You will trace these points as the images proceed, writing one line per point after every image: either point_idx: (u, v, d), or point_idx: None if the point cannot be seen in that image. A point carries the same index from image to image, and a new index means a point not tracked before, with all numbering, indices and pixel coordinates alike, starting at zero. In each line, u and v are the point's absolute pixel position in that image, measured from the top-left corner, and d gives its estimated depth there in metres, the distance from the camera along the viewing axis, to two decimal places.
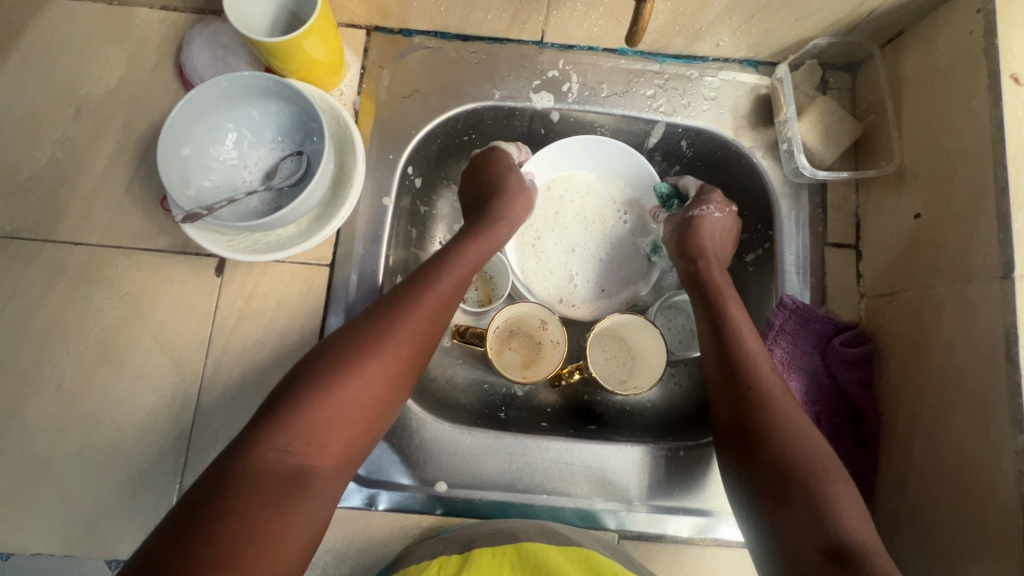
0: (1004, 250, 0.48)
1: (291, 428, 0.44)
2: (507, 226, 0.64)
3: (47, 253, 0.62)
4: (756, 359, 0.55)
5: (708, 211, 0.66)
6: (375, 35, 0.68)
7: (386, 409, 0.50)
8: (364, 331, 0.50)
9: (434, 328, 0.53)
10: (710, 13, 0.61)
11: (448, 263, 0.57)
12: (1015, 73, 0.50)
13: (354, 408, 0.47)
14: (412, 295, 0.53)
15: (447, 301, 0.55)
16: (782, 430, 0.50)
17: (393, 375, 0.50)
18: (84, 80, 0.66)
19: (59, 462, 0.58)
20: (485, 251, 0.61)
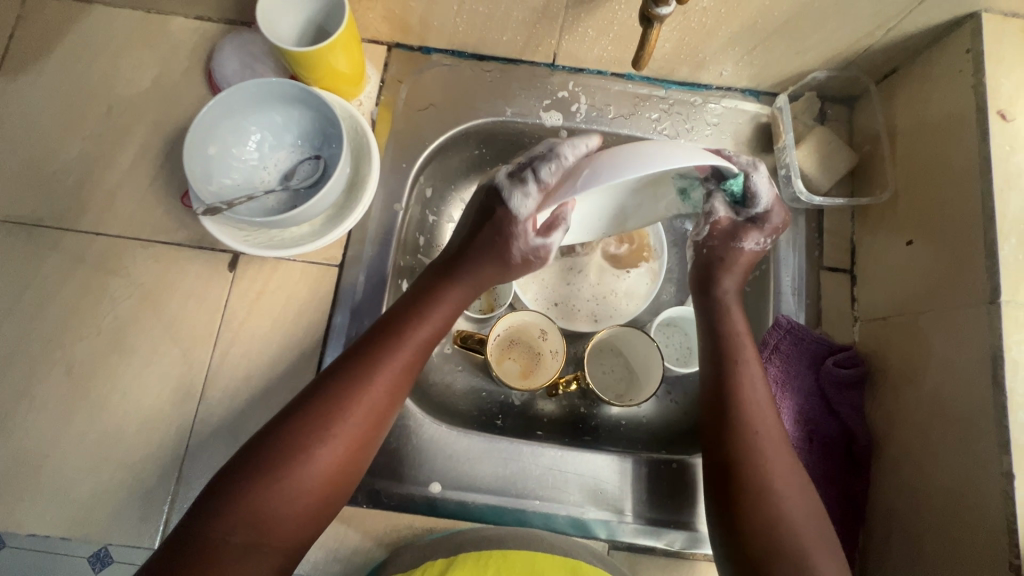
0: (990, 276, 0.50)
1: (238, 512, 0.47)
2: (479, 286, 0.62)
3: (69, 241, 0.65)
4: (751, 416, 0.55)
5: (756, 247, 0.63)
6: (395, 52, 0.72)
7: (340, 487, 0.51)
8: (312, 412, 0.51)
9: (389, 404, 0.54)
10: (715, 43, 0.64)
11: (405, 332, 0.56)
12: (1001, 110, 0.53)
13: (303, 490, 0.49)
14: (363, 372, 0.53)
15: (401, 374, 0.55)
16: (763, 502, 0.51)
17: (343, 455, 0.51)
18: (118, 81, 0.70)
19: (63, 444, 0.59)
20: (448, 316, 0.60)
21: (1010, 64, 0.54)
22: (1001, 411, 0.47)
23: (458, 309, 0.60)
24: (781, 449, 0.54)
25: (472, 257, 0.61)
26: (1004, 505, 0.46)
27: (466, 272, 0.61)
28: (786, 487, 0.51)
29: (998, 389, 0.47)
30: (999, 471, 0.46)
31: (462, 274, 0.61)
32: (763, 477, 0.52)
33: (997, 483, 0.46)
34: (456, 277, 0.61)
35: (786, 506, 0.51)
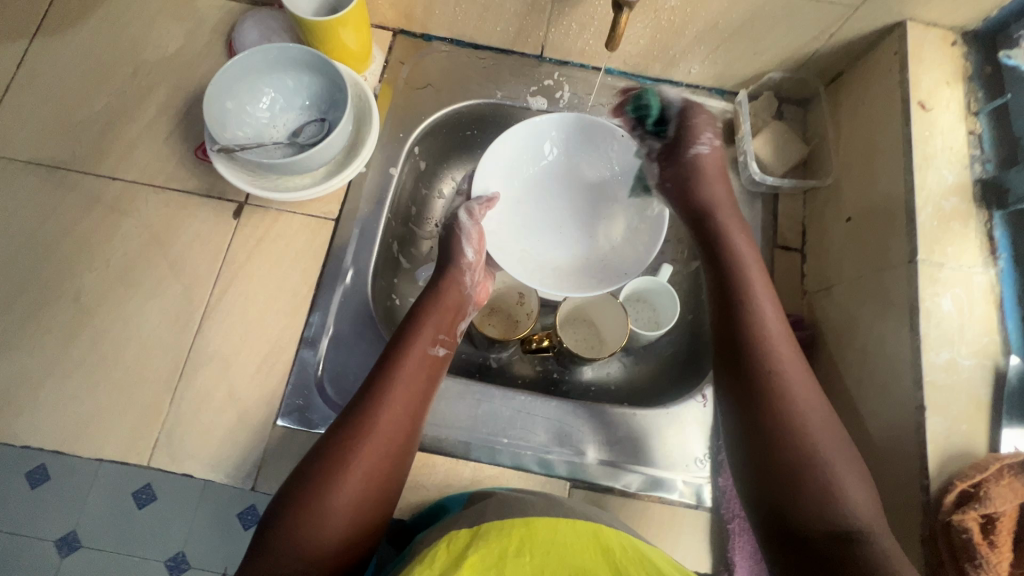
0: (910, 239, 0.57)
1: (295, 542, 0.49)
2: (465, 285, 0.69)
3: (88, 183, 0.70)
4: (777, 346, 0.56)
5: (710, 147, 0.71)
6: (400, 37, 0.80)
7: (383, 498, 0.54)
8: (340, 437, 0.54)
9: (416, 412, 0.58)
10: (682, 41, 0.73)
11: (411, 347, 0.62)
12: (922, 101, 0.61)
13: (352, 508, 0.51)
14: (381, 389, 0.57)
15: (417, 383, 0.59)
16: (790, 429, 0.52)
17: (381, 465, 0.54)
18: (146, 47, 0.77)
19: (65, 365, 0.63)
20: (448, 324, 0.66)
21: (930, 64, 0.62)
22: (916, 352, 0.53)
23: (455, 317, 0.67)
24: (803, 375, 0.55)
25: (450, 264, 0.69)
26: (917, 434, 0.51)
27: (455, 273, 0.69)
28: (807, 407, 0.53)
29: (915, 334, 0.54)
30: (915, 405, 0.52)
31: (456, 279, 0.69)
32: (788, 407, 0.53)
33: (912, 416, 0.52)
34: (449, 280, 0.68)
35: (810, 428, 0.52)
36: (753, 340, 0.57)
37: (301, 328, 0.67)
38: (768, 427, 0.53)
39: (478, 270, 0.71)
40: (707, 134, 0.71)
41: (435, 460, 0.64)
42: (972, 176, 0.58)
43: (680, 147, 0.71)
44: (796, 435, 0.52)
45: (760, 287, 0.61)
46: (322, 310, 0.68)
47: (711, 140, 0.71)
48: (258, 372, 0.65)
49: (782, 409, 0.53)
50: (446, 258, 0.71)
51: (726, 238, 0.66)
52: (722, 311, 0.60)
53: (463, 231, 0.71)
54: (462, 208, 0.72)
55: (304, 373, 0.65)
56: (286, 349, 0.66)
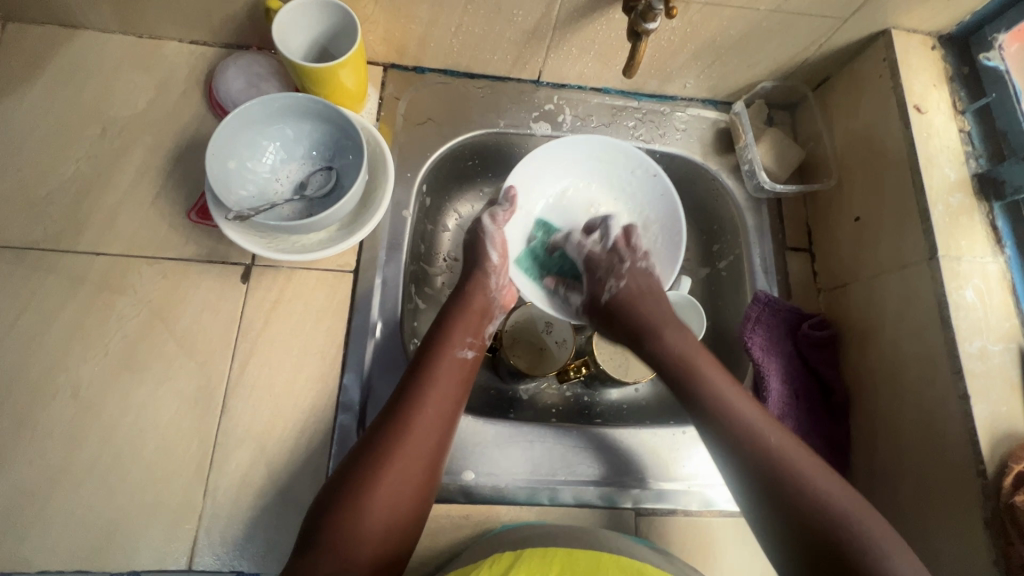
0: (928, 237, 0.60)
1: (330, 544, 0.49)
2: (490, 288, 0.68)
3: (69, 262, 0.63)
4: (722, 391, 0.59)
5: (626, 279, 0.70)
6: (391, 72, 0.77)
7: (418, 505, 0.53)
8: (381, 433, 0.54)
9: (450, 415, 0.57)
10: (681, 59, 0.74)
11: (441, 351, 0.60)
12: (916, 104, 0.65)
13: (387, 504, 0.51)
14: (417, 394, 0.56)
15: (447, 390, 0.58)
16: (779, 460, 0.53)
17: (413, 468, 0.53)
18: (112, 103, 0.69)
19: (74, 471, 0.56)
20: (476, 328, 0.65)
21: (917, 69, 0.66)
22: (952, 343, 0.56)
23: (483, 318, 0.66)
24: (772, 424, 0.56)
25: (476, 268, 0.69)
26: (965, 421, 0.54)
27: (481, 276, 0.68)
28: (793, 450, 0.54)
29: (947, 327, 0.57)
30: (958, 394, 0.55)
31: (483, 283, 0.68)
32: (768, 453, 0.54)
33: (957, 404, 0.55)
34: (474, 283, 0.68)
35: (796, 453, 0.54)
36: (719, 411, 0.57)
37: (336, 391, 0.63)
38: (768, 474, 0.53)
39: (504, 273, 0.71)
40: (625, 264, 0.71)
41: (498, 509, 0.62)
42: (970, 171, 0.63)
43: (596, 291, 0.71)
44: (788, 476, 0.52)
45: (705, 361, 0.62)
46: (354, 370, 0.64)
47: (632, 265, 0.71)
48: (298, 446, 0.61)
49: (767, 458, 0.53)
50: (471, 263, 0.70)
51: (660, 345, 0.64)
52: (686, 402, 0.60)
53: (487, 237, 0.71)
54: (486, 212, 0.72)
55: (347, 439, 0.61)
56: (323, 417, 0.62)
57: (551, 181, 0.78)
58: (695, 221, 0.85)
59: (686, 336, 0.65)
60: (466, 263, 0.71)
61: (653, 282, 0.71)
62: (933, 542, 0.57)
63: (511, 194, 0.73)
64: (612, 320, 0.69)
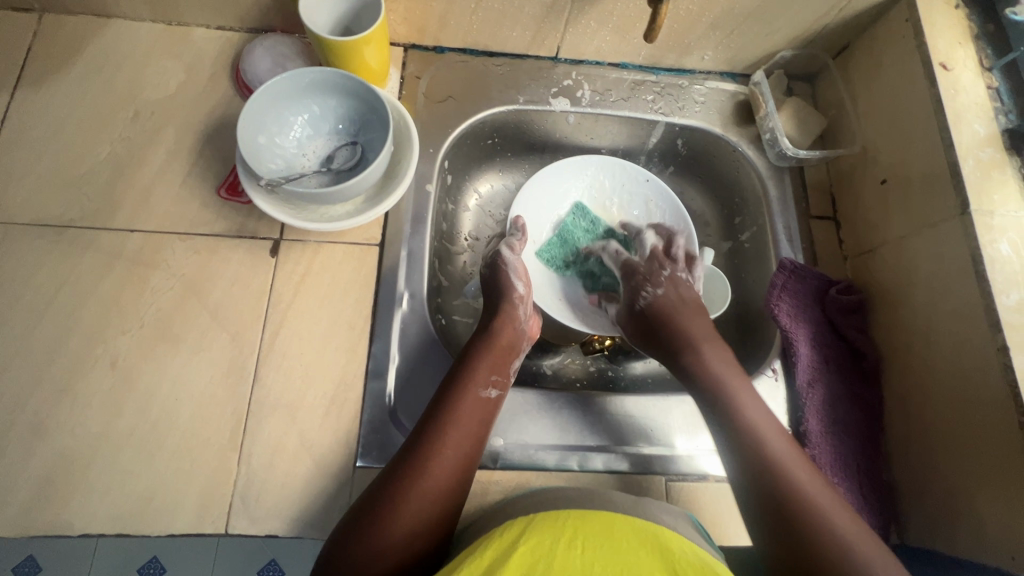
0: (959, 193, 0.59)
1: None
2: (518, 321, 0.66)
3: (105, 239, 0.65)
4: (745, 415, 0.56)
5: (666, 287, 0.67)
6: (411, 52, 0.78)
7: (430, 548, 0.51)
8: (397, 474, 0.52)
9: (468, 459, 0.55)
10: (699, 29, 0.74)
11: (464, 389, 0.58)
12: (942, 62, 0.64)
13: (395, 554, 0.49)
14: (434, 435, 0.54)
15: (466, 433, 0.55)
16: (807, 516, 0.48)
17: (424, 516, 0.51)
18: (144, 88, 0.72)
19: (113, 438, 0.58)
20: (500, 365, 0.62)
21: (941, 27, 0.66)
22: (988, 297, 0.55)
23: (510, 353, 0.64)
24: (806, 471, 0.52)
25: (502, 298, 0.66)
26: (1005, 374, 0.53)
27: (507, 307, 0.66)
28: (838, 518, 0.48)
29: (982, 281, 0.56)
30: (996, 347, 0.54)
31: (510, 314, 0.66)
32: (815, 524, 0.48)
33: (996, 358, 0.54)
34: (502, 317, 0.65)
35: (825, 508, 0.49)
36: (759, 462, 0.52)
37: (365, 361, 0.64)
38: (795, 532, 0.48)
39: (529, 303, 0.68)
40: (664, 271, 0.68)
41: (527, 475, 0.62)
42: (1000, 126, 0.62)
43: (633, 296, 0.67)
44: (819, 538, 0.47)
45: (743, 392, 0.58)
46: (383, 340, 0.65)
47: (670, 274, 0.68)
48: (328, 414, 0.61)
49: (801, 520, 0.48)
50: (495, 294, 0.68)
51: (702, 358, 0.61)
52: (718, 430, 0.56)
53: (509, 266, 0.69)
54: (502, 244, 0.71)
55: (377, 406, 0.62)
56: (353, 386, 0.63)
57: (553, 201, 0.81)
58: (716, 194, 0.85)
59: (709, 324, 0.64)
60: (489, 293, 0.68)
61: (692, 295, 0.67)
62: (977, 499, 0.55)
63: (518, 224, 0.74)
64: (641, 328, 0.66)
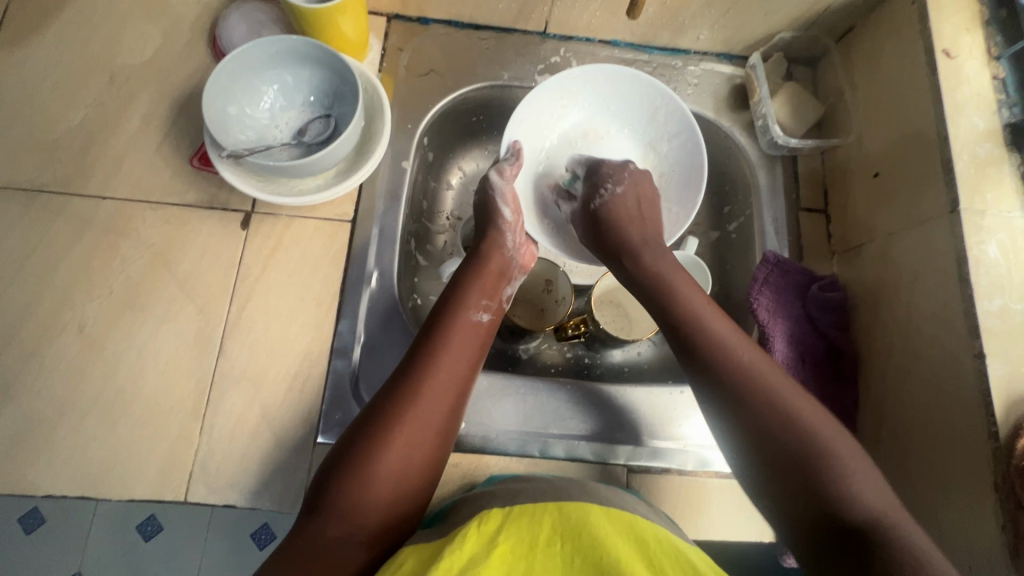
0: (950, 190, 0.56)
1: (334, 508, 0.48)
2: (506, 248, 0.67)
3: (75, 205, 0.64)
4: (693, 300, 0.58)
5: (628, 189, 0.67)
6: (395, 22, 0.75)
7: (426, 473, 0.52)
8: (392, 396, 0.53)
9: (464, 382, 0.56)
10: (693, 6, 0.70)
11: (450, 318, 0.59)
12: (946, 49, 0.60)
13: (394, 472, 0.50)
14: (428, 356, 0.56)
15: (462, 353, 0.57)
16: (763, 396, 0.50)
17: (424, 435, 0.52)
18: (121, 52, 0.70)
19: (79, 403, 0.58)
20: (491, 290, 0.64)
21: (949, 11, 0.61)
22: (969, 301, 0.53)
23: (499, 283, 0.65)
24: (756, 351, 0.53)
25: (490, 226, 0.67)
26: (979, 382, 0.51)
27: (495, 234, 0.67)
28: (815, 417, 0.49)
29: (965, 284, 0.54)
30: (973, 354, 0.52)
31: (498, 243, 0.67)
32: (766, 405, 0.49)
33: (971, 364, 0.52)
34: (490, 244, 0.66)
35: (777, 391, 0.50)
36: (738, 380, 0.51)
37: (331, 339, 0.63)
38: (751, 414, 0.49)
39: (520, 232, 0.68)
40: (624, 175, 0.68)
41: (488, 459, 0.62)
42: (1002, 120, 0.58)
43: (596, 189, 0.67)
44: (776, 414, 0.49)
45: (684, 283, 0.60)
46: (349, 318, 0.64)
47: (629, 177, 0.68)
48: (291, 389, 0.61)
49: (753, 399, 0.50)
50: (483, 223, 0.68)
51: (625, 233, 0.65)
52: (668, 324, 0.57)
53: (498, 193, 0.68)
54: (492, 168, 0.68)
55: (340, 384, 0.62)
56: (317, 362, 0.62)
57: (557, 102, 0.73)
58: (706, 182, 0.82)
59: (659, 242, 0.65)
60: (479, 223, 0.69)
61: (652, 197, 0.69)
62: (945, 507, 0.54)
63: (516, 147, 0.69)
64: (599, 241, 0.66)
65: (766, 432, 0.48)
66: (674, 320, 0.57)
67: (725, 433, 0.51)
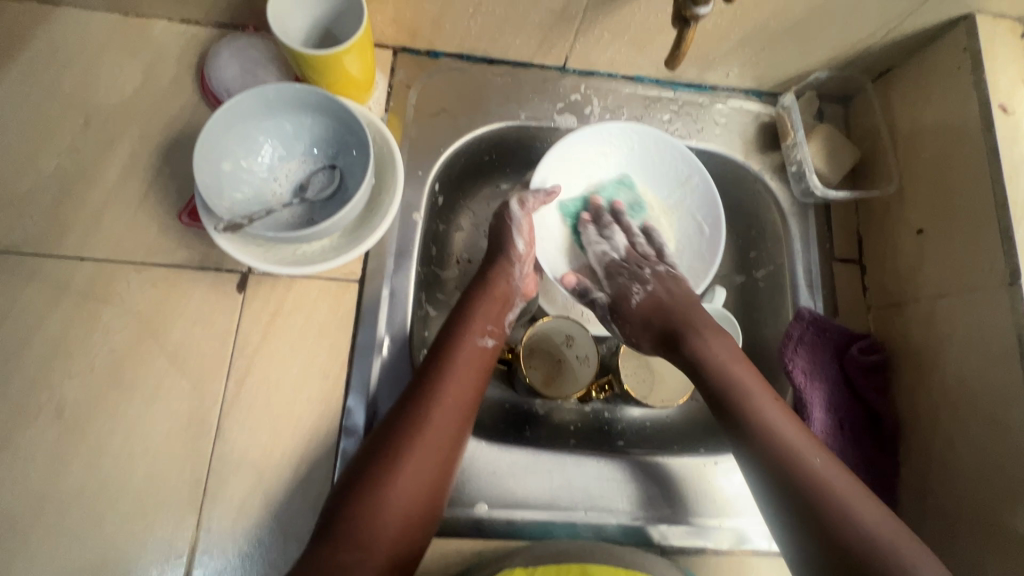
0: (1009, 259, 0.53)
1: (343, 533, 0.48)
2: (514, 274, 0.65)
3: (49, 269, 0.58)
4: (759, 400, 0.55)
5: (653, 283, 0.66)
6: (401, 55, 0.69)
7: (433, 497, 0.52)
8: (402, 419, 0.53)
9: (468, 410, 0.56)
10: (726, 45, 0.65)
11: (455, 346, 0.58)
12: (1002, 103, 0.57)
13: (402, 496, 0.50)
14: (436, 379, 0.55)
15: (468, 378, 0.57)
16: (844, 519, 0.48)
17: (431, 459, 0.52)
18: (96, 90, 0.63)
19: (59, 498, 0.53)
20: (497, 314, 0.63)
21: (1004, 62, 0.58)
22: None
23: (504, 308, 0.64)
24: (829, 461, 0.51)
25: (498, 253, 0.65)
26: None
27: (501, 260, 0.65)
28: (869, 517, 0.48)
29: None
30: None
31: (504, 273, 0.64)
32: (844, 528, 0.48)
33: None
34: (495, 269, 0.64)
35: (860, 513, 0.48)
36: (825, 509, 0.49)
37: (340, 415, 0.58)
38: (830, 538, 0.48)
39: (529, 262, 0.66)
40: (647, 269, 0.68)
41: (516, 544, 0.57)
42: None
43: (619, 295, 0.67)
44: (859, 539, 0.47)
45: (752, 379, 0.57)
46: (359, 390, 0.59)
47: (654, 271, 0.67)
48: (298, 472, 0.56)
49: (829, 516, 0.48)
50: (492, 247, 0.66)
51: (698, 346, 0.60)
52: (729, 426, 0.56)
53: (514, 222, 0.66)
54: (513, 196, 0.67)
55: None
56: (326, 442, 0.57)
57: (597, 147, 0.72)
58: (731, 224, 0.78)
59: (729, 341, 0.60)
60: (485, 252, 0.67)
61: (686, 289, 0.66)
62: None
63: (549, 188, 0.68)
64: (644, 330, 0.64)
65: (840, 553, 0.47)
66: (758, 443, 0.53)
67: (795, 542, 0.50)
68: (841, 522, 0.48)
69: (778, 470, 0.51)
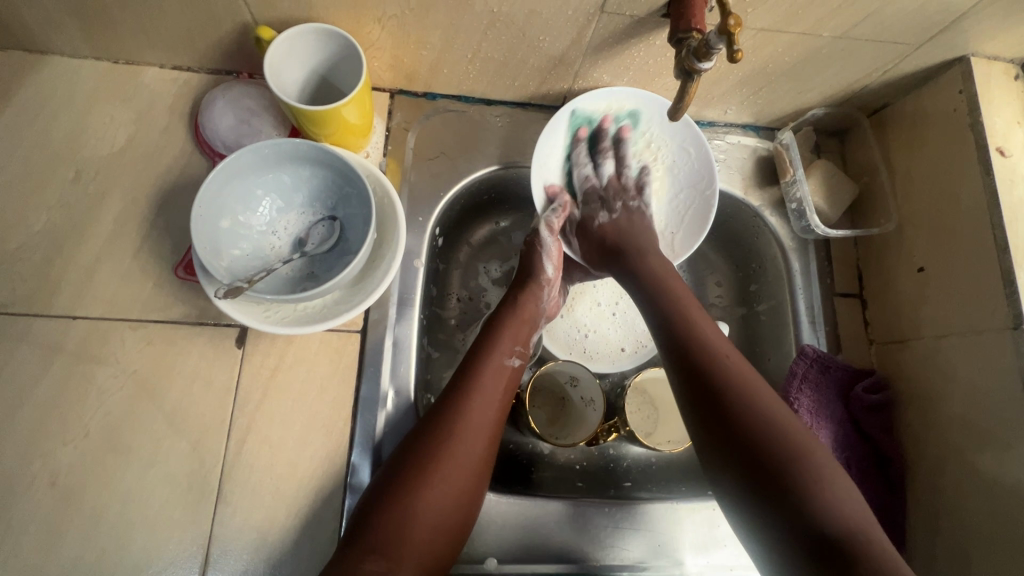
0: (1011, 302, 0.54)
1: (372, 547, 0.46)
2: (542, 296, 0.65)
3: (41, 329, 0.56)
4: (721, 347, 0.54)
5: (619, 214, 0.69)
6: (398, 98, 0.68)
7: (460, 513, 0.51)
8: (435, 433, 0.52)
9: (494, 430, 0.55)
10: (724, 86, 0.66)
11: (488, 359, 0.58)
12: (999, 146, 0.57)
13: (433, 512, 0.49)
14: (466, 395, 0.54)
15: (496, 397, 0.56)
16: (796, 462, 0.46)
17: (460, 476, 0.51)
18: (87, 140, 0.62)
19: (54, 570, 0.51)
20: (524, 335, 0.62)
21: (999, 104, 0.59)
22: None
23: (530, 329, 0.63)
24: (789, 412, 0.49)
25: (530, 279, 0.65)
26: None
27: (532, 285, 0.65)
28: (827, 471, 0.46)
29: None
30: None
31: (535, 292, 0.65)
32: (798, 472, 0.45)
33: None
34: (525, 292, 0.64)
35: (812, 458, 0.46)
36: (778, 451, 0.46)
37: (345, 471, 0.57)
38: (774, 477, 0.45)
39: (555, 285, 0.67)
40: (619, 202, 0.70)
41: None
42: None
43: (589, 217, 0.70)
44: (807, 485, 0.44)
45: (706, 326, 0.56)
46: (364, 445, 0.58)
47: (625, 206, 0.70)
48: (301, 533, 0.55)
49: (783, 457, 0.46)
50: (525, 272, 0.66)
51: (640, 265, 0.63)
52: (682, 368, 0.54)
53: (544, 249, 0.66)
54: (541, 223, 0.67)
55: None
56: (330, 501, 0.56)
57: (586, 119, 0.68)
58: (730, 257, 0.78)
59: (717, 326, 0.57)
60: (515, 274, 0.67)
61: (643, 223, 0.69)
62: None
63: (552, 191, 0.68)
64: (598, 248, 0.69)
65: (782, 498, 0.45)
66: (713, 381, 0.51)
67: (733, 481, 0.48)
68: (784, 453, 0.46)
69: (732, 412, 0.49)
